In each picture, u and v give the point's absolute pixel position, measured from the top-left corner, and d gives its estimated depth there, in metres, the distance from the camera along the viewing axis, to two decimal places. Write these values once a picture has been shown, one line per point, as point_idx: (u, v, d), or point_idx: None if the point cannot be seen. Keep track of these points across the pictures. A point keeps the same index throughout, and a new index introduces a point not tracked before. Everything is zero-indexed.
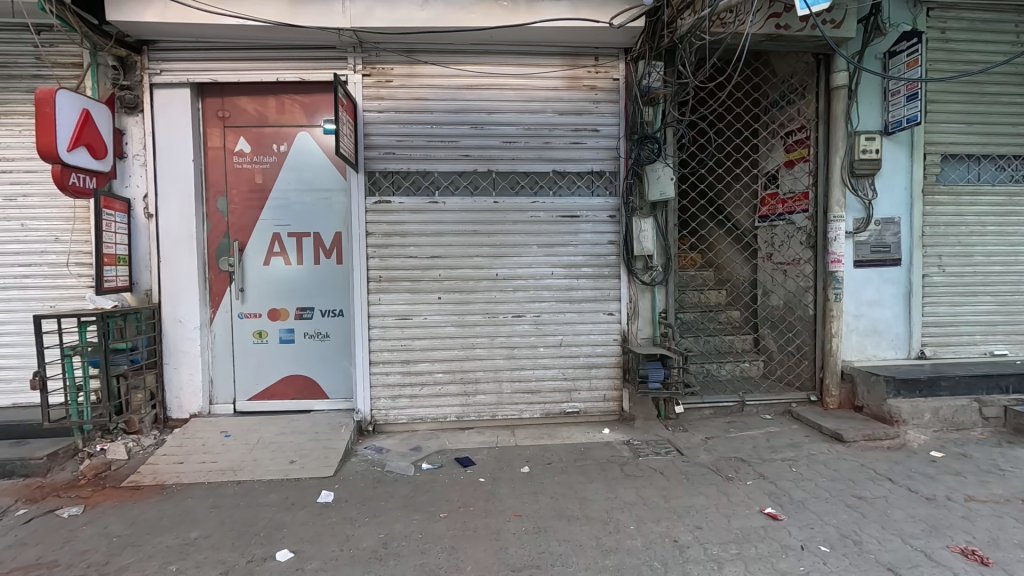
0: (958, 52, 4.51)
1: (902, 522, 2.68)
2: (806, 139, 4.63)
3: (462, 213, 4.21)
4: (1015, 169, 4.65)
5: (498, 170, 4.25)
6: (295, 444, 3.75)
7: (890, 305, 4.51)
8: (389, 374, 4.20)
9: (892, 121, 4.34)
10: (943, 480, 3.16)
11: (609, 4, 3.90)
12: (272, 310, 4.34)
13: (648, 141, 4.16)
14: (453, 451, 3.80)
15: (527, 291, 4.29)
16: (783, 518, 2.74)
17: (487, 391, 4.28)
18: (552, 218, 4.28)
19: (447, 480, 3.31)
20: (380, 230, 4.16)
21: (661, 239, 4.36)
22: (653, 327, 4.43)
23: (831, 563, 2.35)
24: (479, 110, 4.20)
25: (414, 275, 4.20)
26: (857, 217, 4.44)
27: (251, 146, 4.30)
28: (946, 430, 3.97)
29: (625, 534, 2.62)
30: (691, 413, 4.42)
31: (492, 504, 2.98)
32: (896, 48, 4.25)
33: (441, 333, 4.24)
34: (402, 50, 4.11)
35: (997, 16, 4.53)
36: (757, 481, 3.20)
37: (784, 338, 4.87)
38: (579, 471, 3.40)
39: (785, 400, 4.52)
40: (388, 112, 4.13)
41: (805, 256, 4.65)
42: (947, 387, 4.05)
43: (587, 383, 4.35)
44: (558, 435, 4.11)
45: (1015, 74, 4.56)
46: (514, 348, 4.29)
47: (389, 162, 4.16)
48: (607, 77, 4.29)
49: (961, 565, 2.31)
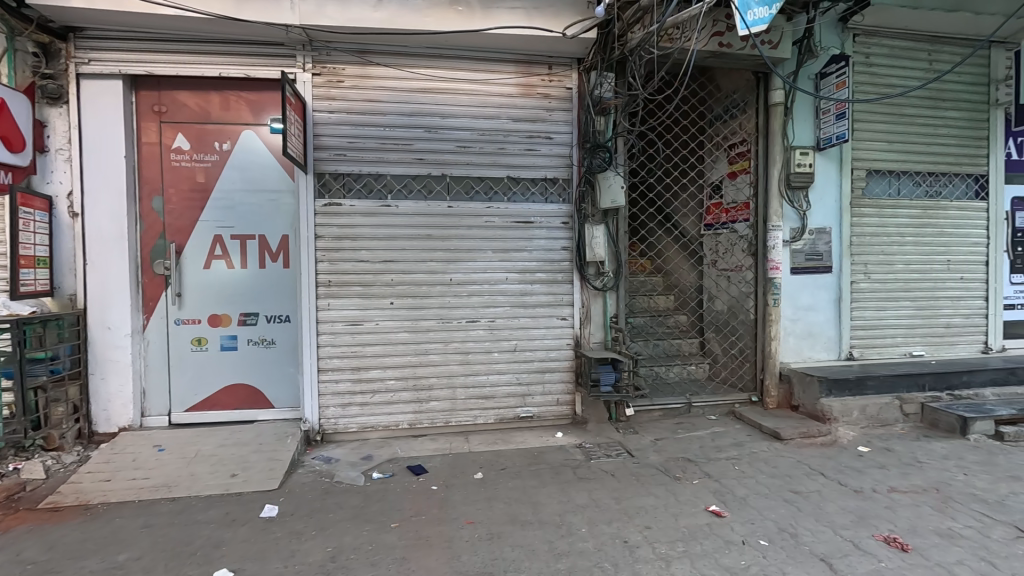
0: (880, 75, 4.89)
1: (833, 514, 2.84)
2: (747, 152, 4.88)
3: (415, 217, 4.16)
4: (930, 184, 5.07)
5: (452, 175, 4.23)
6: (238, 457, 3.58)
7: (823, 309, 4.81)
8: (338, 382, 4.08)
9: (823, 137, 4.63)
10: (870, 473, 3.39)
11: (563, 15, 3.97)
12: (213, 316, 4.12)
13: (600, 149, 4.28)
14: (406, 459, 3.73)
15: (483, 296, 4.28)
16: (727, 514, 2.86)
17: (441, 398, 4.23)
18: (507, 223, 4.30)
19: (399, 490, 3.23)
20: (331, 233, 4.04)
21: (612, 246, 4.47)
22: (605, 331, 4.53)
23: (770, 556, 2.46)
24: (434, 114, 4.17)
25: (366, 279, 4.10)
26: (793, 227, 4.71)
27: (191, 143, 4.08)
28: (873, 425, 4.25)
29: (578, 537, 2.65)
30: (641, 415, 4.53)
31: (445, 511, 2.95)
32: (827, 70, 4.56)
33: (393, 339, 4.15)
34: (355, 50, 4.02)
35: (913, 44, 4.95)
36: (703, 480, 3.31)
37: (727, 340, 5.08)
38: (533, 476, 3.41)
39: (729, 400, 4.71)
40: (340, 113, 4.04)
41: (747, 263, 4.88)
42: (873, 386, 4.35)
43: (542, 387, 4.39)
44: (513, 440, 4.11)
45: (929, 98, 4.98)
46: (468, 354, 4.26)
47: (340, 164, 4.06)
48: (560, 86, 4.37)
49: (885, 552, 2.48)
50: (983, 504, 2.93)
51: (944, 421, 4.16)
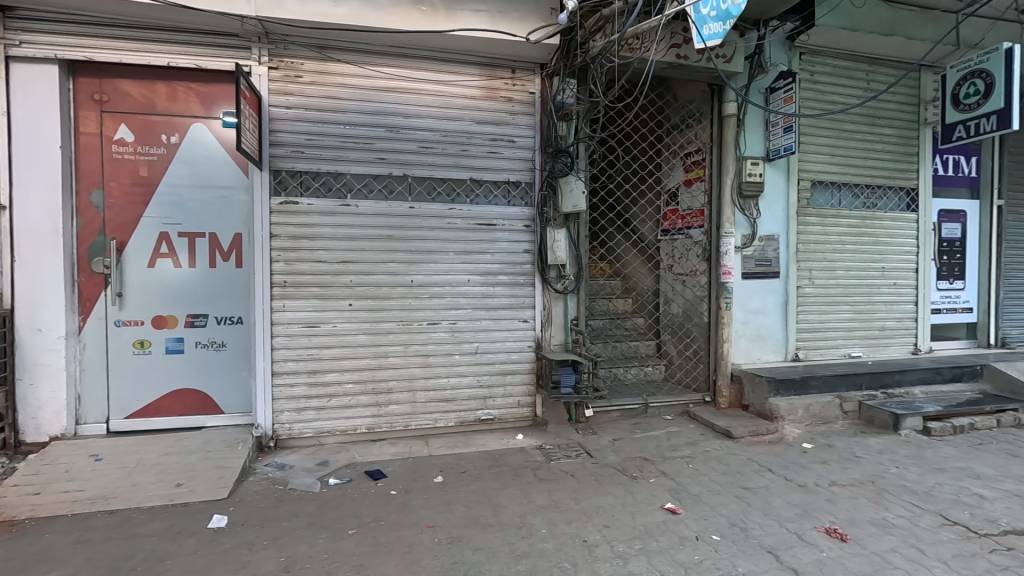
0: (824, 92, 5.18)
1: (780, 508, 2.99)
2: (702, 161, 5.06)
3: (376, 217, 4.09)
4: (868, 196, 5.41)
5: (415, 175, 4.18)
6: (183, 465, 3.41)
7: (772, 312, 5.04)
8: (294, 386, 3.95)
9: (772, 149, 4.87)
10: (814, 468, 3.58)
11: (527, 19, 4.01)
12: (158, 318, 3.91)
13: (562, 154, 4.38)
14: (364, 463, 3.65)
15: (444, 298, 4.26)
16: (681, 511, 2.95)
17: (400, 401, 4.17)
18: (469, 225, 4.29)
19: (357, 496, 3.16)
20: (287, 232, 3.92)
21: (573, 249, 4.55)
22: (565, 334, 4.60)
23: (722, 550, 2.56)
24: (396, 113, 4.12)
25: (324, 280, 4.00)
26: (745, 233, 4.92)
27: (135, 134, 3.87)
28: (816, 423, 4.49)
29: (538, 538, 2.67)
30: (600, 416, 4.62)
31: (404, 516, 2.90)
32: (776, 85, 4.80)
33: (352, 341, 4.06)
34: (314, 45, 3.93)
35: (853, 64, 5.27)
36: (659, 479, 3.41)
37: (683, 342, 5.24)
38: (494, 478, 3.40)
39: (684, 401, 4.86)
40: (298, 109, 3.92)
41: (701, 267, 5.06)
42: (817, 386, 4.60)
43: (503, 390, 4.40)
44: (474, 442, 4.10)
45: (866, 115, 5.32)
46: (429, 357, 4.22)
47: (298, 162, 3.95)
48: (523, 90, 4.41)
49: (826, 542, 2.62)
50: (913, 494, 3.15)
51: (878, 418, 4.43)
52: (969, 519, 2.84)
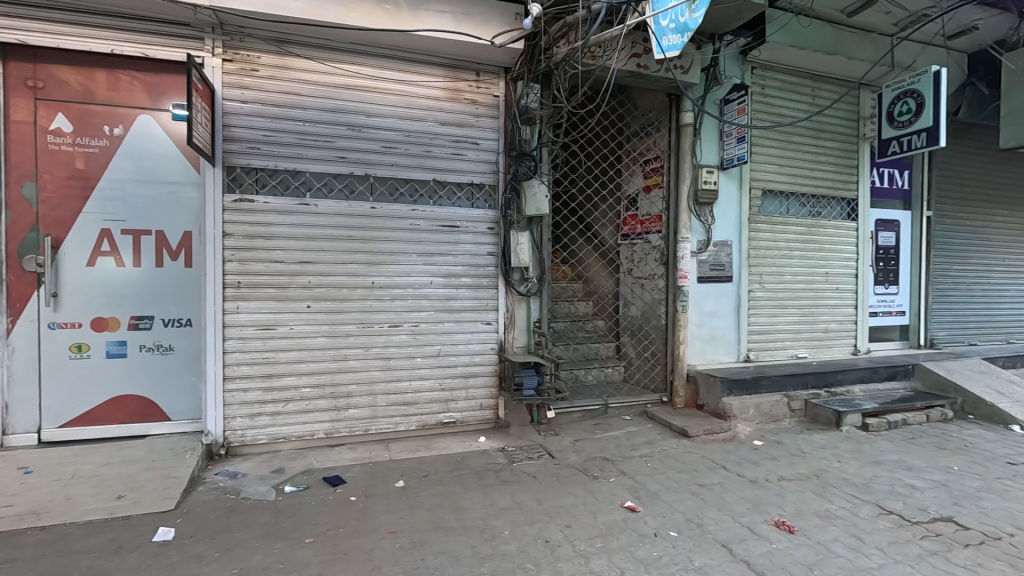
0: (774, 105, 5.43)
1: (733, 503, 3.11)
2: (660, 168, 5.22)
3: (336, 217, 3.99)
4: (813, 205, 5.72)
5: (377, 175, 4.12)
6: (125, 476, 3.22)
7: (725, 315, 5.24)
8: (247, 391, 3.80)
9: (726, 158, 5.07)
10: (764, 464, 3.74)
11: (491, 23, 4.03)
12: (97, 319, 3.68)
13: (525, 158, 4.42)
14: (322, 470, 3.55)
15: (406, 300, 4.20)
16: (641, 509, 3.02)
17: (360, 405, 4.08)
18: (432, 227, 4.26)
19: (314, 503, 3.07)
20: (241, 231, 3.77)
21: (536, 252, 4.59)
22: (528, 336, 4.64)
23: (679, 545, 2.64)
24: (358, 112, 4.04)
25: (280, 281, 3.87)
26: (700, 239, 5.10)
27: (73, 125, 3.64)
28: (766, 421, 4.69)
29: (501, 540, 2.67)
30: (562, 417, 4.67)
31: (365, 522, 2.85)
32: (730, 96, 5.00)
33: (310, 344, 3.95)
34: (272, 39, 3.80)
35: (800, 80, 5.57)
36: (619, 478, 3.48)
37: (641, 344, 5.37)
38: (456, 481, 3.38)
39: (642, 401, 4.98)
40: (254, 104, 3.79)
41: (659, 271, 5.21)
42: (766, 385, 4.81)
43: (465, 393, 4.38)
44: (435, 446, 4.05)
45: (811, 129, 5.62)
46: (390, 360, 4.15)
47: (253, 158, 3.81)
48: (487, 93, 4.42)
49: (775, 534, 2.75)
50: (853, 487, 3.35)
51: (822, 416, 4.68)
52: (903, 508, 3.05)
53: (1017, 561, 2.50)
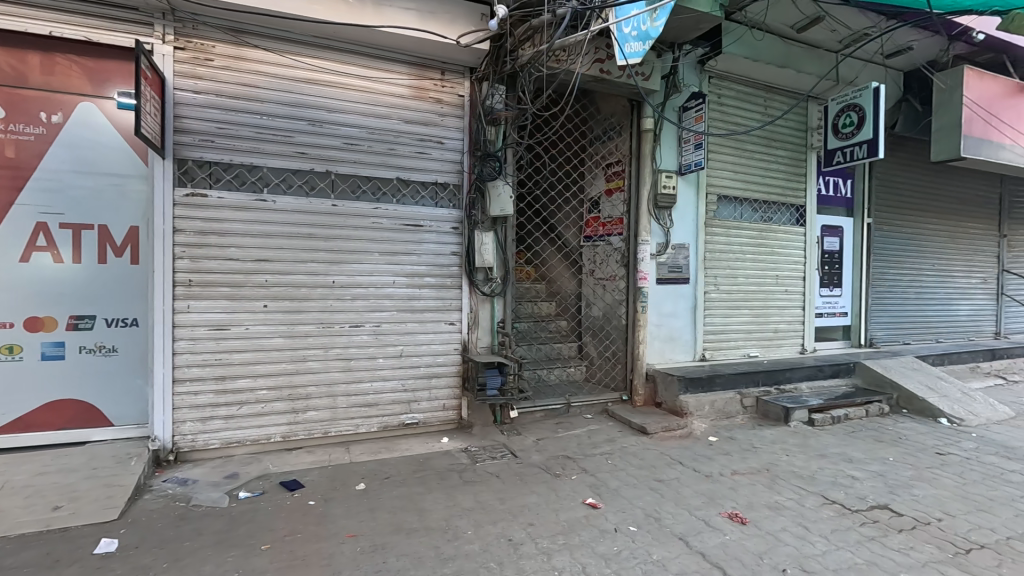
0: (729, 114, 5.65)
1: (689, 497, 3.22)
2: (622, 171, 5.34)
3: (294, 215, 3.88)
4: (765, 211, 5.97)
5: (338, 172, 4.03)
6: (62, 486, 3.02)
7: (682, 315, 5.41)
8: (199, 394, 3.65)
9: (684, 164, 5.24)
10: (719, 459, 3.89)
11: (457, 22, 4.02)
12: (30, 319, 3.44)
13: (490, 158, 4.43)
14: (278, 474, 3.45)
15: (368, 300, 4.13)
16: (601, 506, 3.09)
17: (319, 407, 3.98)
18: (395, 225, 4.21)
19: (270, 509, 2.97)
20: (193, 227, 3.61)
21: (500, 252, 4.62)
22: (492, 336, 4.66)
23: (638, 540, 2.71)
24: (319, 107, 3.95)
25: (235, 279, 3.73)
26: (659, 242, 5.24)
27: (4, 110, 3.40)
28: (720, 418, 4.87)
29: (464, 540, 2.67)
30: (524, 417, 4.70)
31: (324, 527, 2.78)
32: (689, 104, 5.17)
33: (266, 344, 3.82)
34: (228, 28, 3.66)
35: (753, 91, 5.81)
36: (581, 475, 3.53)
37: (602, 344, 5.47)
38: (419, 483, 3.36)
39: (603, 400, 5.07)
40: (207, 95, 3.64)
41: (620, 273, 5.32)
42: (721, 383, 5.00)
43: (428, 393, 4.35)
44: (397, 447, 4.00)
45: (764, 137, 5.88)
46: (351, 361, 4.07)
47: (206, 151, 3.66)
48: (453, 92, 4.41)
49: (729, 526, 2.86)
50: (800, 479, 3.52)
51: (772, 412, 4.89)
52: (844, 498, 3.23)
53: (945, 543, 2.69)
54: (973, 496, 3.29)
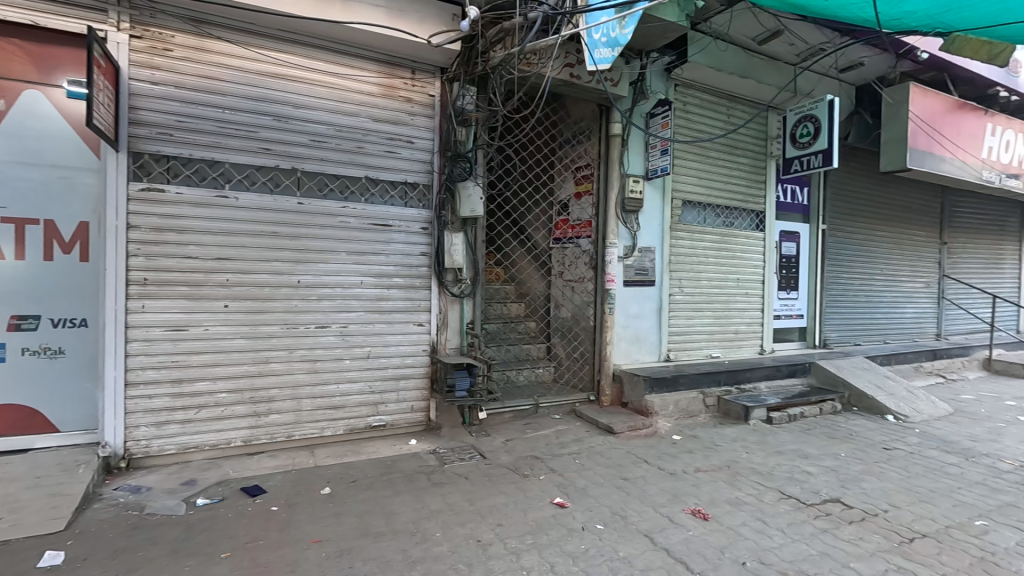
0: (694, 121, 5.81)
1: (654, 495, 3.29)
2: (591, 175, 5.42)
3: (258, 212, 3.77)
4: (727, 216, 6.17)
5: (305, 169, 3.94)
6: (3, 496, 2.84)
7: (648, 317, 5.53)
8: (154, 397, 3.50)
9: (651, 169, 5.36)
10: (682, 457, 3.99)
11: (427, 21, 3.99)
12: None
13: (460, 159, 4.42)
14: (239, 480, 3.34)
15: (335, 300, 4.05)
16: (569, 505, 3.12)
17: (282, 410, 3.88)
18: (363, 225, 4.14)
19: (230, 516, 2.88)
20: (149, 223, 3.47)
21: (469, 253, 4.61)
22: (461, 337, 4.65)
23: (605, 537, 2.75)
24: (285, 103, 3.86)
25: (194, 278, 3.59)
26: (626, 245, 5.34)
27: None
28: (684, 417, 5.00)
29: (432, 542, 2.65)
30: (493, 417, 4.70)
31: (288, 532, 2.72)
32: (655, 111, 5.29)
33: (227, 346, 3.69)
34: (189, 18, 3.53)
35: (717, 99, 5.99)
36: (549, 475, 3.57)
37: (571, 345, 5.53)
38: (386, 485, 3.31)
39: (571, 400, 5.13)
40: (165, 86, 3.50)
41: (588, 275, 5.40)
42: (685, 383, 5.13)
43: (395, 395, 4.30)
44: (364, 450, 3.94)
45: (726, 145, 6.08)
46: (317, 362, 3.98)
47: (164, 145, 3.51)
48: (423, 92, 4.38)
49: (692, 522, 2.95)
50: (759, 475, 3.65)
51: (732, 411, 5.06)
52: (800, 492, 3.37)
53: (891, 533, 2.85)
54: (916, 488, 3.49)
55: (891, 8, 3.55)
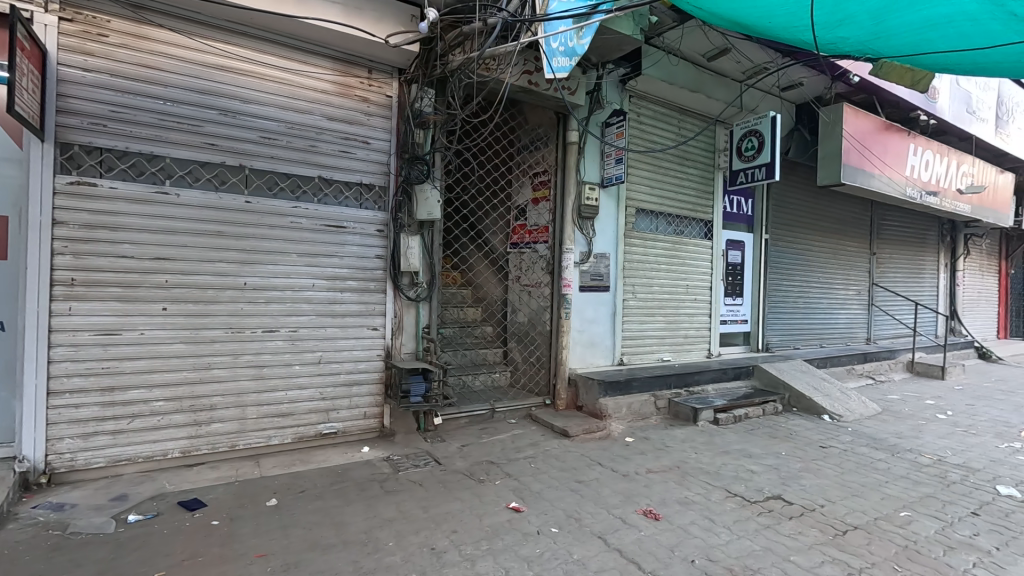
0: (647, 132, 6.00)
1: (608, 496, 3.35)
2: (548, 181, 5.48)
3: (201, 211, 3.59)
4: (678, 225, 6.40)
5: (253, 167, 3.79)
6: None
7: (603, 322, 5.64)
8: (82, 407, 3.25)
9: (606, 177, 5.48)
10: (634, 458, 4.09)
11: (385, 20, 3.93)
12: None
13: (418, 162, 4.34)
14: (176, 494, 3.14)
15: (284, 304, 3.90)
16: (524, 509, 3.12)
17: (225, 419, 3.69)
18: (315, 226, 4.01)
19: (166, 532, 2.70)
20: (78, 219, 3.23)
21: (426, 257, 4.55)
22: (416, 342, 4.54)
23: (560, 540, 2.77)
24: (232, 97, 3.69)
25: (128, 279, 3.36)
26: (582, 251, 5.43)
27: None
28: (636, 419, 5.12)
29: (385, 552, 2.59)
30: (448, 423, 4.66)
31: (230, 547, 2.58)
32: (611, 120, 5.42)
33: (164, 351, 3.49)
34: (127, 3, 3.33)
35: (668, 112, 6.21)
36: (504, 480, 3.56)
37: (527, 349, 5.56)
38: (337, 495, 3.21)
39: (527, 405, 5.14)
40: (100, 74, 3.28)
41: (544, 280, 5.45)
42: (638, 386, 5.25)
43: (347, 401, 4.18)
44: (314, 459, 3.81)
45: (677, 156, 6.30)
46: (263, 368, 3.82)
47: (97, 136, 3.28)
48: (380, 92, 4.31)
49: (643, 522, 3.01)
50: (706, 474, 3.79)
51: (681, 412, 5.23)
52: (744, 490, 3.52)
53: (826, 527, 3.01)
54: (849, 483, 3.72)
55: (828, 33, 3.80)
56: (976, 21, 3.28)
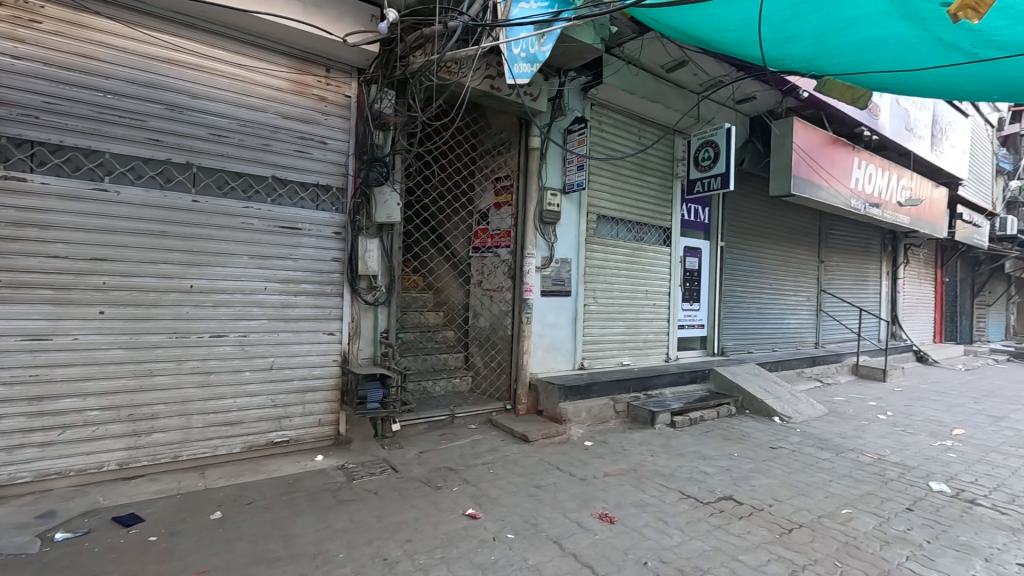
0: (608, 140, 6.10)
1: (565, 501, 3.36)
2: (510, 186, 5.49)
3: (144, 209, 3.42)
4: (637, 231, 6.52)
5: (202, 165, 3.64)
6: None
7: (564, 327, 5.67)
8: (5, 417, 3.02)
9: (568, 183, 5.53)
10: (592, 462, 4.12)
11: (344, 20, 3.85)
12: None
13: (377, 163, 4.26)
14: (111, 509, 2.96)
15: (233, 308, 3.75)
16: (481, 515, 3.09)
17: (167, 428, 3.51)
18: (268, 227, 3.89)
19: (96, 550, 2.54)
20: (5, 216, 3.02)
21: (385, 260, 4.49)
22: (374, 347, 4.46)
23: (515, 546, 2.76)
24: (179, 91, 3.54)
25: (60, 280, 3.16)
26: (544, 256, 5.45)
27: None
28: (595, 423, 5.16)
29: (335, 564, 2.51)
30: (407, 429, 4.58)
31: (167, 565, 2.44)
32: (573, 127, 5.48)
33: (101, 357, 3.29)
34: None
35: (629, 121, 6.33)
36: (462, 486, 3.52)
37: (488, 354, 5.54)
38: (287, 506, 3.10)
39: (487, 410, 5.12)
40: (32, 62, 3.09)
41: (506, 284, 5.45)
42: (597, 390, 5.30)
43: (301, 409, 4.05)
44: (263, 469, 3.67)
45: (637, 164, 6.43)
46: (210, 375, 3.66)
47: (27, 128, 3.08)
48: (338, 92, 4.22)
49: (599, 526, 3.03)
50: (662, 477, 3.85)
51: (639, 415, 5.32)
52: (697, 491, 3.60)
53: (773, 526, 3.11)
54: (796, 482, 3.86)
55: (776, 49, 3.97)
56: (908, 44, 3.50)
